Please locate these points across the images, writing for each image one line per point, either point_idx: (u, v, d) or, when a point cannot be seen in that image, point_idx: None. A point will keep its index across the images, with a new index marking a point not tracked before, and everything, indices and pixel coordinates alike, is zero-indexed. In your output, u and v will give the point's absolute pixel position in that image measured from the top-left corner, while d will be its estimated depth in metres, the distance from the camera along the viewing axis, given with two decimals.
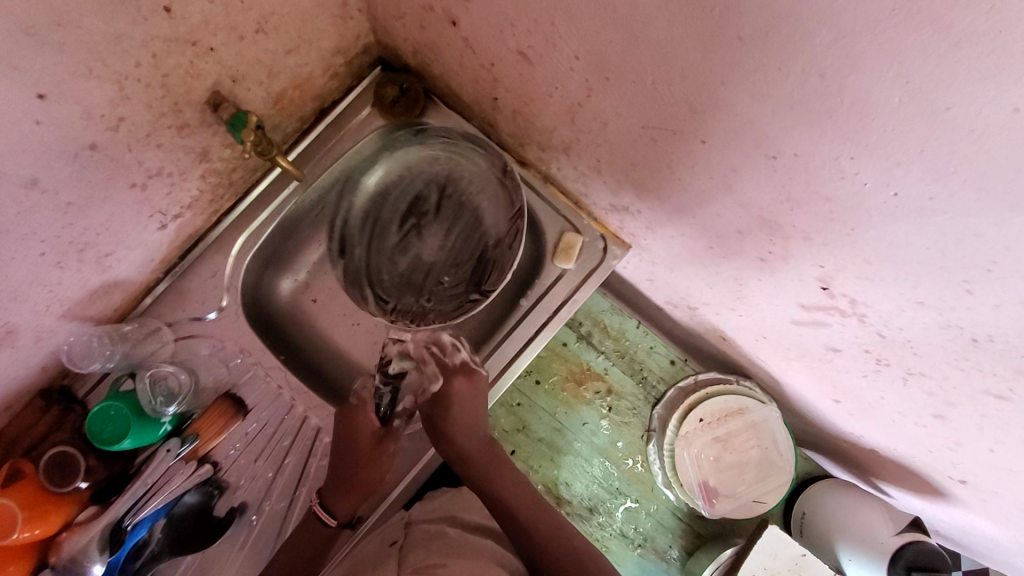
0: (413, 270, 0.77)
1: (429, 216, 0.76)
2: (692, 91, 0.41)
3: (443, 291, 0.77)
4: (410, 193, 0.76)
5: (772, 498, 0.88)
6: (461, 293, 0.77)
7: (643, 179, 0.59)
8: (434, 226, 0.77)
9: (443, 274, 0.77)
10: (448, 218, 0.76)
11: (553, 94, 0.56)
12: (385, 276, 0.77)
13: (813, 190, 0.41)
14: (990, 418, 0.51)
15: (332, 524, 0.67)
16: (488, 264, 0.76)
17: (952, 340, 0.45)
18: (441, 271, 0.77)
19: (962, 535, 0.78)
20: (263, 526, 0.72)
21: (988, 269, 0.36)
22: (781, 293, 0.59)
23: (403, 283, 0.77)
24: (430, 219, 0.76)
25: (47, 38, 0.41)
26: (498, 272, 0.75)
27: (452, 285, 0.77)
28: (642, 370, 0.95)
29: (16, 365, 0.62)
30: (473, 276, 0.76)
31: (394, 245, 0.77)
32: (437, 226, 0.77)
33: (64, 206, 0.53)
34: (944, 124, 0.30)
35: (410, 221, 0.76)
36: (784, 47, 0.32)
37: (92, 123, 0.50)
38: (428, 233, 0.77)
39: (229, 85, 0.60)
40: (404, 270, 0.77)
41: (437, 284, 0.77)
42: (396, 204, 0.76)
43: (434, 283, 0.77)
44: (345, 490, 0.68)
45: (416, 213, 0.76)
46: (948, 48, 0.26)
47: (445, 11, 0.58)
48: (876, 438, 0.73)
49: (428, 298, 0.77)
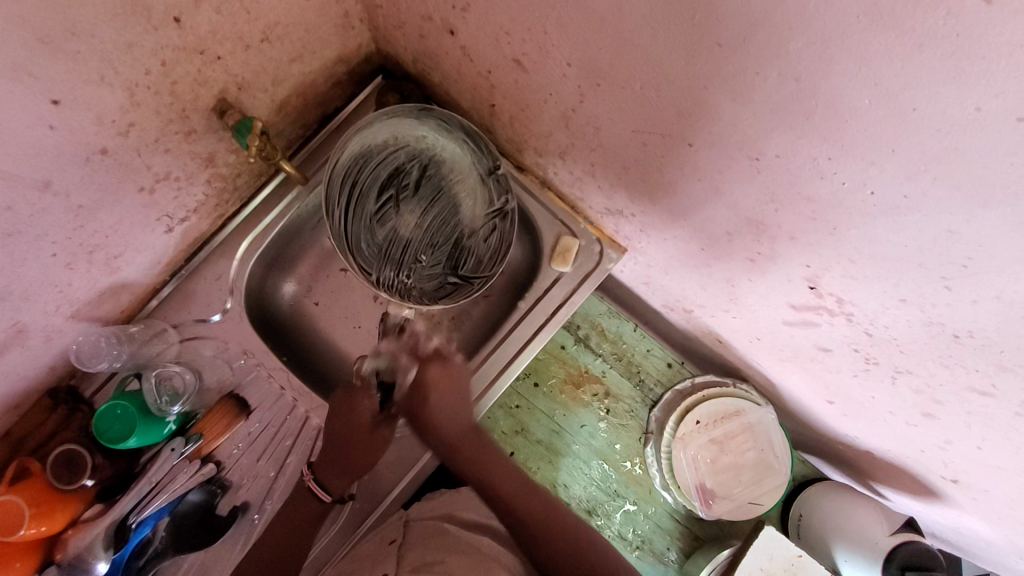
0: (391, 243, 0.78)
1: (409, 191, 0.77)
2: (679, 96, 0.43)
3: (421, 269, 0.79)
4: (392, 168, 0.76)
5: (768, 499, 0.89)
6: (437, 273, 0.79)
7: (636, 183, 0.61)
8: (412, 203, 0.78)
9: (420, 252, 0.79)
10: (427, 198, 0.78)
11: (548, 101, 0.58)
12: (363, 244, 0.77)
13: (796, 190, 0.43)
14: (976, 414, 0.52)
15: (327, 500, 0.68)
16: (464, 250, 0.79)
17: (935, 336, 0.47)
18: (418, 250, 0.78)
19: (958, 537, 0.78)
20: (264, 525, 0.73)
21: (964, 265, 0.37)
22: (772, 294, 0.60)
23: (381, 255, 0.78)
24: (410, 196, 0.77)
25: (61, 46, 0.43)
26: (476, 260, 0.79)
27: (429, 265, 0.79)
28: (640, 373, 0.97)
29: (26, 364, 0.64)
30: (449, 259, 0.79)
31: (374, 215, 0.77)
32: (416, 203, 0.78)
33: (75, 208, 0.55)
34: (912, 124, 0.31)
35: (390, 193, 0.77)
36: (761, 52, 0.34)
37: (103, 128, 0.52)
38: (408, 208, 0.78)
39: (235, 93, 0.62)
40: (382, 242, 0.78)
41: (415, 261, 0.78)
42: (378, 174, 0.76)
43: (411, 260, 0.78)
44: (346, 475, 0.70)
45: (397, 187, 0.77)
46: (911, 51, 0.28)
47: (443, 20, 0.60)
48: (870, 439, 0.74)
49: (406, 273, 0.79)
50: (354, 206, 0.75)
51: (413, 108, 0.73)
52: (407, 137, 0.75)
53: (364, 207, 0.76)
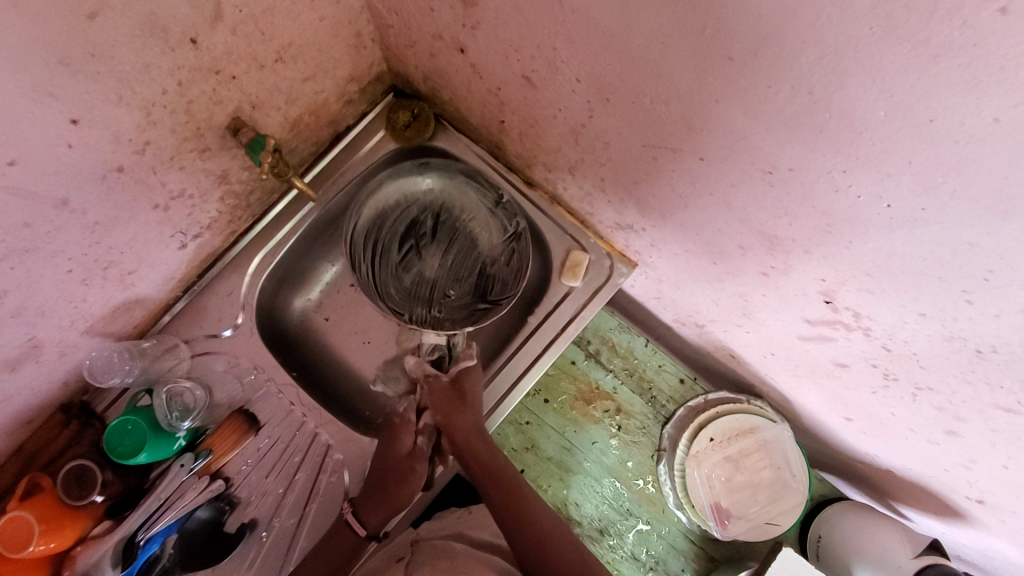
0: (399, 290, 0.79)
1: (428, 238, 0.79)
2: (690, 110, 0.43)
3: (450, 303, 0.80)
4: (410, 222, 0.78)
5: (786, 520, 0.86)
6: (466, 304, 0.80)
7: (647, 197, 0.60)
8: (432, 247, 0.79)
9: (447, 288, 0.80)
10: (445, 241, 0.79)
11: (557, 116, 0.58)
12: (390, 291, 0.79)
13: (809, 204, 0.42)
14: (1002, 432, 0.50)
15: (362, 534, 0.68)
16: (488, 280, 0.79)
17: (957, 352, 0.45)
18: (446, 286, 0.80)
19: (985, 560, 0.76)
20: (271, 542, 0.73)
21: (985, 278, 0.36)
22: (786, 308, 0.59)
23: (410, 298, 0.80)
24: (429, 241, 0.79)
25: (82, 67, 0.44)
26: (501, 285, 0.79)
27: (458, 297, 0.80)
28: (651, 389, 0.95)
29: (40, 380, 0.65)
30: (477, 290, 0.79)
31: (398, 264, 0.79)
32: (435, 247, 0.79)
33: (91, 225, 0.56)
34: (929, 135, 0.31)
35: (411, 242, 0.79)
36: (773, 65, 0.34)
37: (120, 147, 0.52)
38: (431, 253, 0.79)
39: (249, 111, 0.63)
40: (410, 285, 0.80)
41: (443, 297, 0.80)
42: (396, 228, 0.78)
43: (441, 297, 0.80)
44: (377, 507, 0.69)
45: (415, 235, 0.79)
46: (926, 62, 0.27)
47: (453, 38, 0.60)
48: (890, 457, 0.72)
49: (437, 309, 0.80)
50: (365, 258, 0.77)
51: (413, 163, 0.76)
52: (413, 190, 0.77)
53: (387, 256, 0.79)
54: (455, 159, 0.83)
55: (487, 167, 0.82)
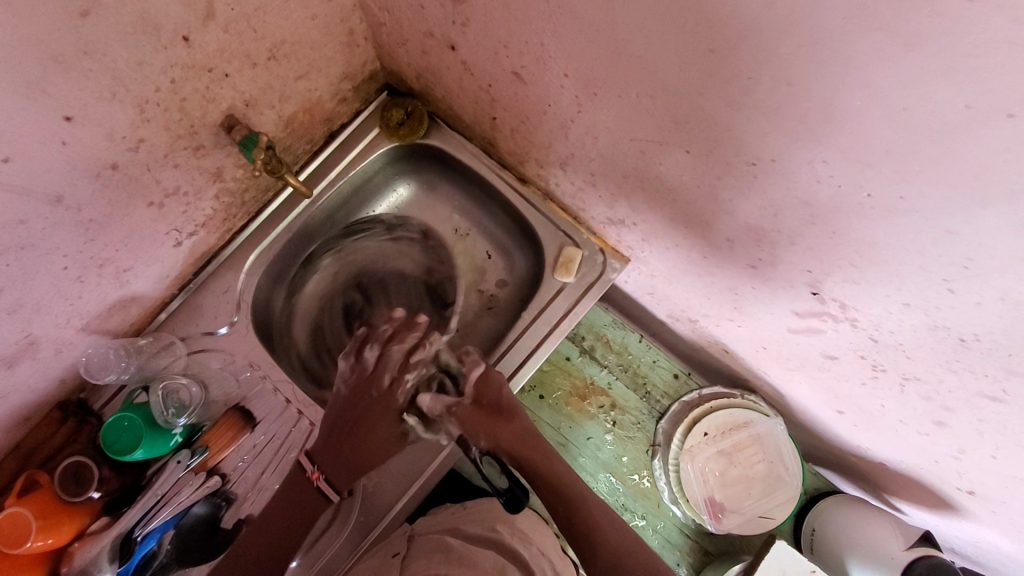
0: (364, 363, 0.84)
1: (366, 307, 0.88)
2: (674, 103, 0.43)
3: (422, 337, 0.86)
4: (343, 306, 0.87)
5: (780, 514, 0.87)
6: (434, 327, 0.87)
7: (637, 192, 0.61)
8: (377, 310, 0.88)
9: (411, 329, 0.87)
10: (383, 300, 0.88)
11: (547, 112, 0.59)
12: None
13: (793, 195, 0.43)
14: (988, 421, 0.51)
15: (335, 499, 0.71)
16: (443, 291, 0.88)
17: (941, 341, 0.46)
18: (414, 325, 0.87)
19: (977, 551, 0.76)
20: (257, 552, 0.69)
21: (965, 265, 0.37)
22: (775, 301, 0.60)
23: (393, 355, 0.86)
24: (373, 307, 0.88)
25: (74, 64, 0.45)
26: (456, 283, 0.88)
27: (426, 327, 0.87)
28: (646, 384, 0.96)
29: (37, 377, 0.65)
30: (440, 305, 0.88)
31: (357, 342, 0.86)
32: (382, 306, 0.88)
33: (86, 222, 0.56)
34: (905, 124, 0.31)
35: (358, 322, 0.86)
36: (752, 56, 0.34)
37: (114, 144, 0.53)
38: (379, 313, 0.87)
39: (243, 109, 0.63)
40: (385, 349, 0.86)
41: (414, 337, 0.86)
42: (334, 320, 0.87)
43: None
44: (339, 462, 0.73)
45: (358, 313, 0.87)
46: (898, 51, 0.28)
47: (444, 36, 0.61)
48: (880, 449, 0.72)
49: None
50: (325, 356, 0.85)
51: (299, 262, 0.85)
52: (335, 277, 0.88)
53: (338, 341, 0.86)
54: (449, 157, 0.84)
55: (481, 165, 0.83)
